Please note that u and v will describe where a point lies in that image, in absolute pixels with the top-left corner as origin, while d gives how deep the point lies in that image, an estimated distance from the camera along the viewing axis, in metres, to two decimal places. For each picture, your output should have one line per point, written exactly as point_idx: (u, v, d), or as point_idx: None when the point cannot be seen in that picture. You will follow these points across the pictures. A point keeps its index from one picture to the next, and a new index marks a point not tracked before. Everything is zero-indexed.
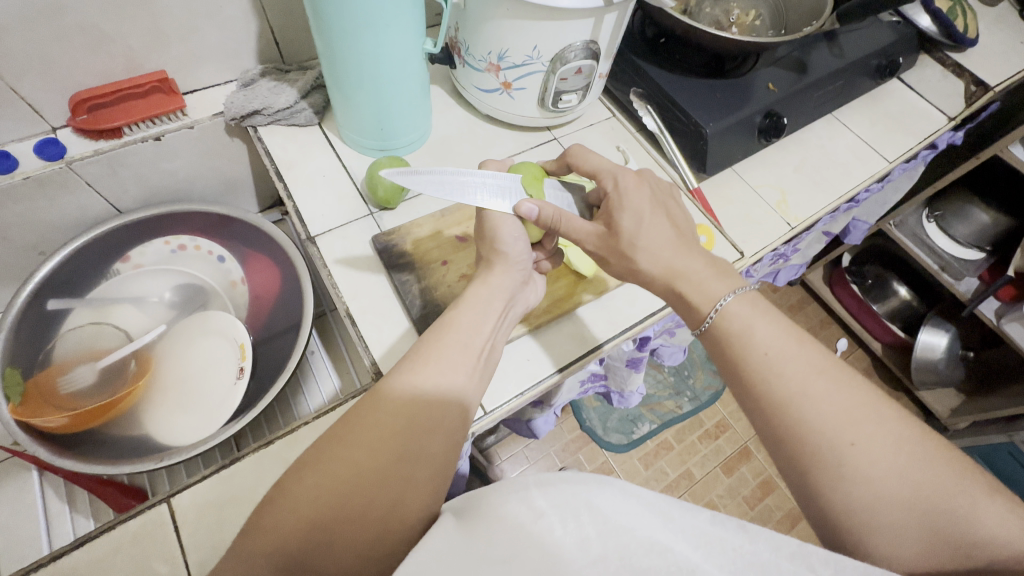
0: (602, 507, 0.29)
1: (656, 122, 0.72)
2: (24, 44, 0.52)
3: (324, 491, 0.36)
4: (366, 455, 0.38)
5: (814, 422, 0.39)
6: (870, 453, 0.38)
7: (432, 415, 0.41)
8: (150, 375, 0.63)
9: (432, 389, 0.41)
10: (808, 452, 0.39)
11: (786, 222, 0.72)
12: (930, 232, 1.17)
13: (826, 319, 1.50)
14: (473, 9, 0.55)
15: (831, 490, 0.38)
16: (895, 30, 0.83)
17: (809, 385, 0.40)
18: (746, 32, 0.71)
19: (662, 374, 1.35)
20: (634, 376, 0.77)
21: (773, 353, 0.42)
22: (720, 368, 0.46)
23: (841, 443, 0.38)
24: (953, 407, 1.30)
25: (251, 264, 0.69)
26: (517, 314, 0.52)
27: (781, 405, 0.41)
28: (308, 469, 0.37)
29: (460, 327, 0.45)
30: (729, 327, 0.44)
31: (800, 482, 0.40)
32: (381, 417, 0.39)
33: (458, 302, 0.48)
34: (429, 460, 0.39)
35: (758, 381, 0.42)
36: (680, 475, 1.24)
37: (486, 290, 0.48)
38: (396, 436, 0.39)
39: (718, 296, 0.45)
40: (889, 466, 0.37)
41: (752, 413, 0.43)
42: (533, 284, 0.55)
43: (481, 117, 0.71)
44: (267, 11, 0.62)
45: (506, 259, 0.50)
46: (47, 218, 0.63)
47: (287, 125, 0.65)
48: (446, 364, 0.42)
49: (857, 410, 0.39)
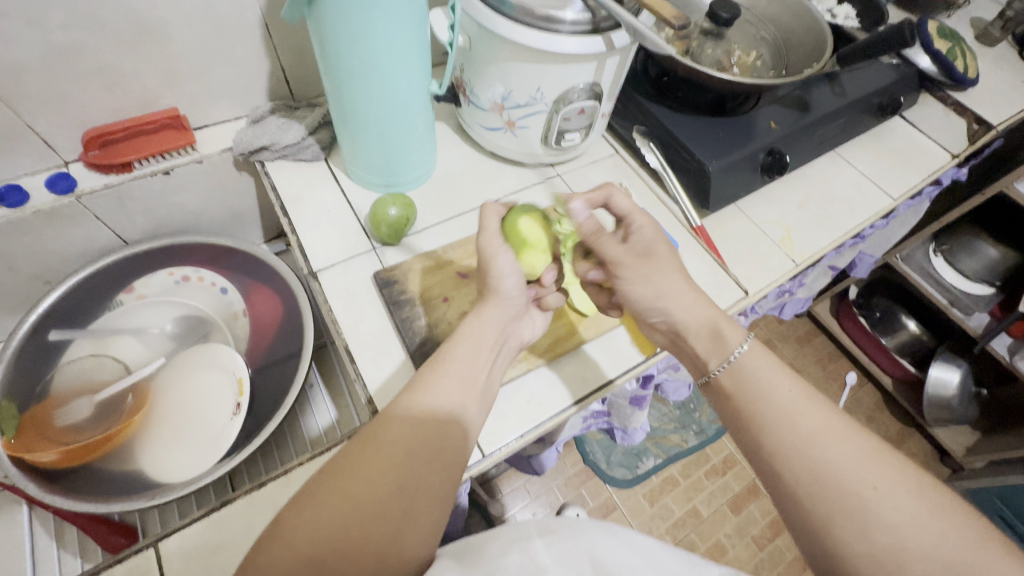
0: (607, 560, 0.30)
1: (659, 159, 0.73)
2: (42, 83, 0.53)
3: (320, 525, 0.34)
4: (366, 485, 0.36)
5: (837, 462, 0.39)
6: (892, 499, 0.37)
7: (429, 446, 0.40)
8: (146, 409, 0.62)
9: (426, 416, 0.41)
10: (830, 497, 0.38)
11: (792, 259, 0.72)
12: (937, 266, 1.16)
13: (833, 352, 1.48)
14: (478, 53, 0.56)
15: (854, 539, 0.37)
16: (896, 71, 0.84)
17: (829, 429, 0.41)
18: (748, 72, 0.72)
19: (667, 407, 1.33)
20: (638, 413, 0.76)
21: (798, 392, 0.43)
22: (731, 416, 0.46)
23: (863, 487, 0.38)
24: (969, 446, 1.26)
25: (253, 295, 0.69)
26: (511, 349, 0.51)
27: (805, 447, 0.40)
28: (306, 502, 0.35)
29: (457, 359, 0.45)
30: (742, 370, 0.45)
31: (819, 531, 0.38)
32: (385, 451, 0.38)
33: (454, 335, 0.47)
34: (426, 495, 0.38)
35: (774, 427, 0.42)
36: (686, 513, 1.20)
37: (479, 325, 0.48)
38: (393, 469, 0.37)
39: (736, 344, 0.47)
40: (911, 515, 0.36)
41: (765, 459, 0.42)
42: (530, 318, 0.55)
43: (486, 153, 0.72)
44: (279, 51, 0.64)
45: (499, 295, 0.50)
46: (54, 249, 0.64)
47: (294, 160, 0.66)
48: (441, 397, 0.42)
49: (876, 457, 0.39)
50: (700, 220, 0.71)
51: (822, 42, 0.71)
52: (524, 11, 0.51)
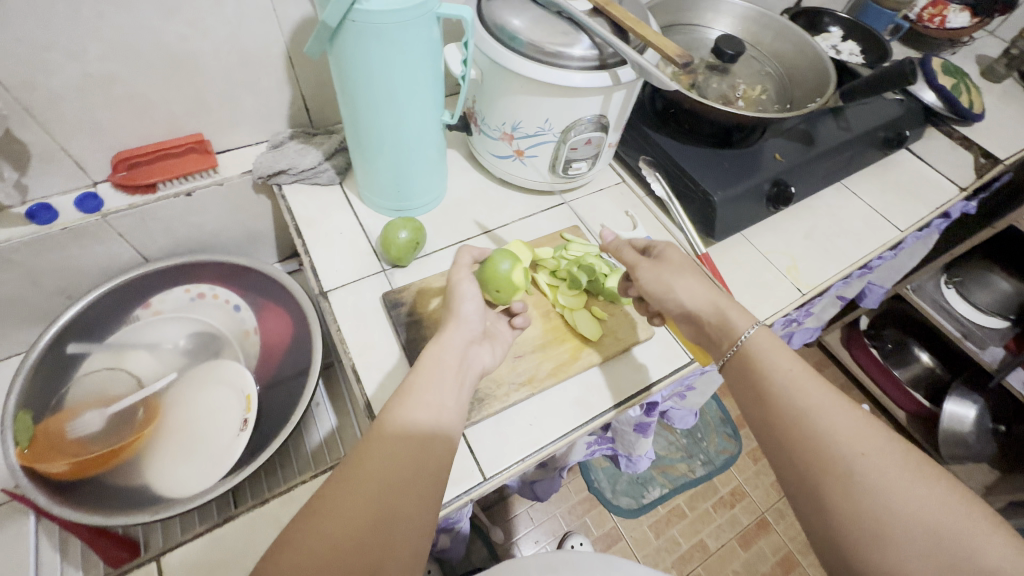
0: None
1: (665, 188, 0.73)
2: (79, 110, 0.56)
3: (301, 564, 0.33)
4: (349, 516, 0.36)
5: (830, 432, 0.39)
6: (882, 465, 0.37)
7: (410, 467, 0.39)
8: (156, 422, 0.63)
9: (403, 442, 0.40)
10: (820, 462, 0.38)
11: (797, 289, 0.72)
12: (949, 297, 1.14)
13: (847, 383, 1.44)
14: (489, 85, 0.59)
15: (842, 501, 0.36)
16: (901, 106, 0.85)
17: (824, 401, 0.40)
18: (753, 106, 0.74)
19: (674, 436, 1.32)
20: (642, 441, 0.75)
21: (796, 371, 0.43)
22: (737, 388, 0.46)
23: (852, 452, 0.37)
24: (988, 485, 1.21)
25: (264, 313, 0.71)
26: (474, 376, 0.49)
27: (799, 421, 0.40)
28: (286, 549, 0.34)
29: (421, 388, 0.44)
30: (749, 357, 0.45)
31: (809, 494, 0.38)
32: (389, 448, 0.39)
33: (417, 364, 0.46)
34: (409, 521, 0.37)
35: (776, 396, 0.42)
36: (693, 546, 1.17)
37: (438, 351, 0.47)
38: (376, 497, 0.37)
39: (742, 330, 0.46)
40: (897, 481, 0.36)
41: (765, 427, 0.43)
42: (489, 346, 0.53)
43: (495, 179, 0.74)
44: (300, 82, 0.67)
45: (459, 319, 0.51)
46: (78, 265, 0.66)
47: (310, 184, 0.68)
48: (420, 416, 0.42)
49: (870, 428, 0.39)
50: (704, 248, 0.71)
51: (825, 79, 0.73)
52: (534, 48, 0.53)
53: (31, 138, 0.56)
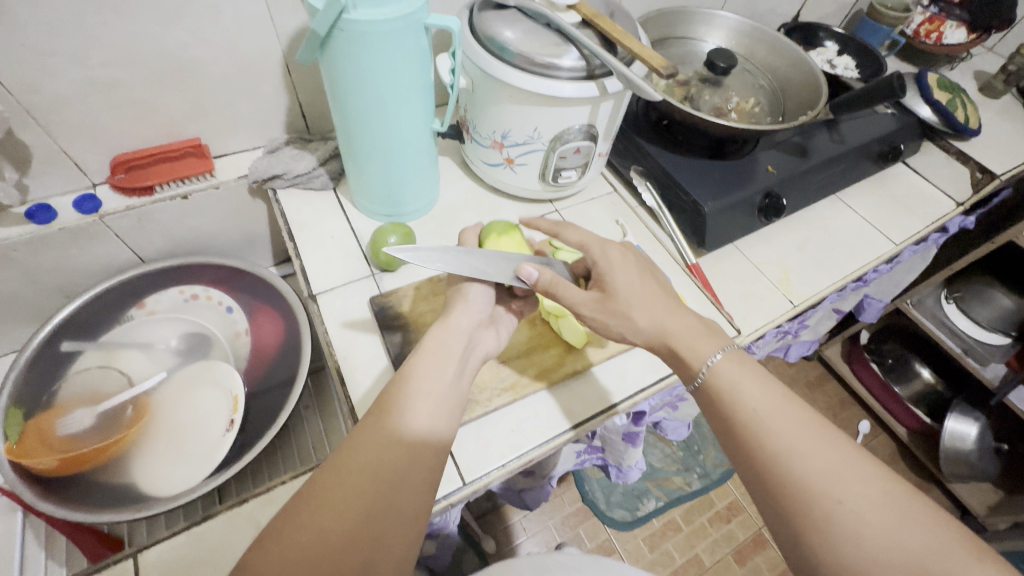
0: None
1: (655, 199, 0.74)
2: (80, 114, 0.58)
3: (287, 564, 0.33)
4: (336, 514, 0.36)
5: (805, 477, 0.38)
6: (860, 511, 0.36)
7: (401, 468, 0.38)
8: (144, 421, 0.64)
9: (393, 442, 0.39)
10: (799, 510, 0.37)
11: (789, 301, 0.72)
12: (949, 313, 1.13)
13: (846, 398, 1.43)
14: (479, 94, 0.60)
15: (822, 550, 0.36)
16: (896, 120, 0.85)
17: (797, 441, 0.39)
18: (746, 118, 0.75)
19: (671, 448, 1.31)
20: (632, 451, 0.74)
21: (761, 410, 0.42)
22: (713, 424, 0.45)
23: (829, 500, 0.37)
24: (992, 504, 1.20)
25: (257, 317, 0.72)
26: (477, 359, 0.50)
27: (773, 463, 0.39)
28: (271, 542, 0.34)
29: (424, 374, 0.43)
30: (719, 386, 0.44)
31: (791, 540, 0.38)
32: (362, 466, 0.38)
33: (419, 350, 0.45)
34: (401, 520, 0.37)
35: (748, 437, 0.41)
36: (688, 561, 1.15)
37: (444, 334, 0.47)
38: (365, 494, 0.37)
39: (701, 362, 0.45)
40: (875, 527, 0.35)
41: (744, 471, 0.42)
42: (495, 329, 0.53)
43: (487, 187, 0.75)
44: (297, 89, 0.68)
45: (467, 299, 0.50)
46: (76, 265, 0.67)
47: (305, 188, 0.70)
48: (412, 418, 0.41)
49: (847, 469, 0.38)
50: (695, 258, 0.71)
51: (816, 92, 0.73)
52: (523, 59, 0.54)
53: (33, 140, 0.58)
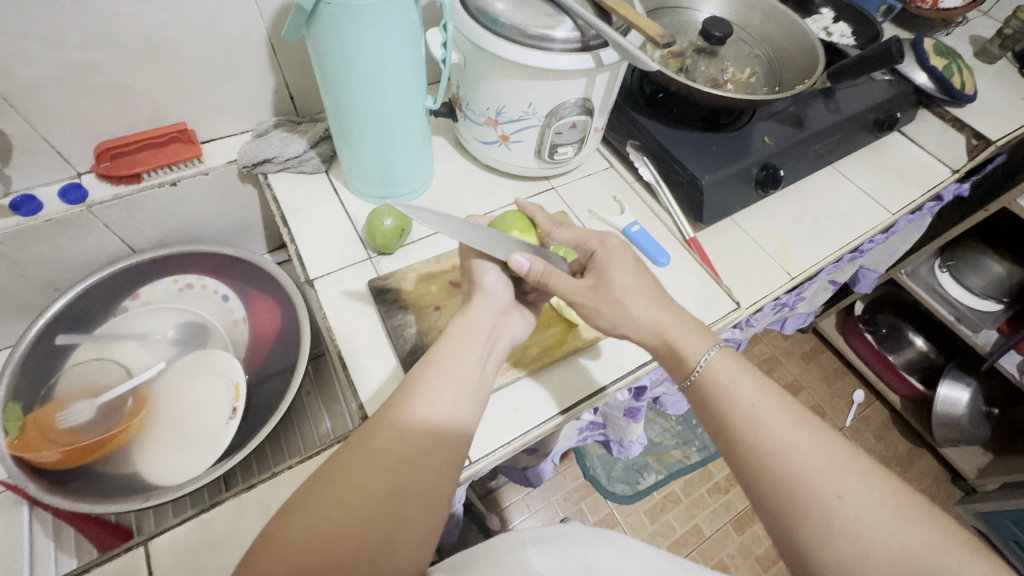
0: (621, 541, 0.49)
1: (652, 172, 0.74)
2: (59, 100, 0.56)
3: (314, 545, 0.33)
4: (362, 497, 0.35)
5: (800, 474, 0.38)
6: (857, 508, 0.37)
7: (426, 454, 0.38)
8: (145, 411, 0.64)
9: (425, 427, 0.39)
10: (796, 506, 0.38)
11: (786, 272, 0.72)
12: (943, 281, 1.14)
13: (839, 368, 1.45)
14: (472, 68, 0.58)
15: (821, 548, 0.37)
16: (892, 87, 0.85)
17: (793, 437, 0.40)
18: (742, 89, 0.73)
19: (669, 423, 1.33)
20: (633, 426, 0.75)
21: (759, 405, 0.42)
22: (706, 423, 0.46)
23: (828, 497, 0.37)
24: (981, 467, 1.22)
25: (252, 305, 0.71)
26: (503, 346, 0.49)
27: (771, 459, 0.40)
28: (297, 514, 0.34)
29: (448, 361, 0.43)
30: (715, 380, 0.44)
31: (786, 537, 0.39)
32: (373, 461, 0.37)
33: (443, 336, 0.46)
34: (425, 502, 0.37)
35: (742, 434, 0.42)
36: (689, 531, 1.18)
37: (465, 323, 0.47)
38: (391, 473, 0.37)
39: (698, 355, 0.46)
40: (875, 524, 0.36)
41: (738, 469, 0.42)
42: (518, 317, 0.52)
43: (483, 165, 0.74)
44: (283, 69, 0.66)
45: (485, 291, 0.50)
46: (65, 257, 0.66)
47: (296, 172, 0.68)
48: (438, 402, 0.41)
49: (841, 464, 0.39)
50: (692, 233, 0.71)
51: (813, 60, 0.72)
52: (516, 31, 0.52)
53: (13, 129, 0.56)
